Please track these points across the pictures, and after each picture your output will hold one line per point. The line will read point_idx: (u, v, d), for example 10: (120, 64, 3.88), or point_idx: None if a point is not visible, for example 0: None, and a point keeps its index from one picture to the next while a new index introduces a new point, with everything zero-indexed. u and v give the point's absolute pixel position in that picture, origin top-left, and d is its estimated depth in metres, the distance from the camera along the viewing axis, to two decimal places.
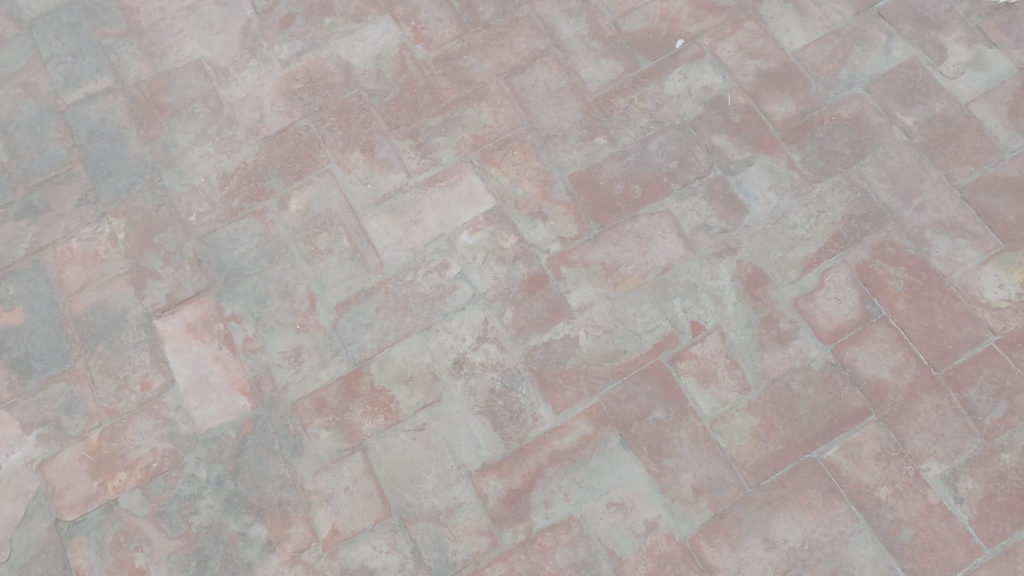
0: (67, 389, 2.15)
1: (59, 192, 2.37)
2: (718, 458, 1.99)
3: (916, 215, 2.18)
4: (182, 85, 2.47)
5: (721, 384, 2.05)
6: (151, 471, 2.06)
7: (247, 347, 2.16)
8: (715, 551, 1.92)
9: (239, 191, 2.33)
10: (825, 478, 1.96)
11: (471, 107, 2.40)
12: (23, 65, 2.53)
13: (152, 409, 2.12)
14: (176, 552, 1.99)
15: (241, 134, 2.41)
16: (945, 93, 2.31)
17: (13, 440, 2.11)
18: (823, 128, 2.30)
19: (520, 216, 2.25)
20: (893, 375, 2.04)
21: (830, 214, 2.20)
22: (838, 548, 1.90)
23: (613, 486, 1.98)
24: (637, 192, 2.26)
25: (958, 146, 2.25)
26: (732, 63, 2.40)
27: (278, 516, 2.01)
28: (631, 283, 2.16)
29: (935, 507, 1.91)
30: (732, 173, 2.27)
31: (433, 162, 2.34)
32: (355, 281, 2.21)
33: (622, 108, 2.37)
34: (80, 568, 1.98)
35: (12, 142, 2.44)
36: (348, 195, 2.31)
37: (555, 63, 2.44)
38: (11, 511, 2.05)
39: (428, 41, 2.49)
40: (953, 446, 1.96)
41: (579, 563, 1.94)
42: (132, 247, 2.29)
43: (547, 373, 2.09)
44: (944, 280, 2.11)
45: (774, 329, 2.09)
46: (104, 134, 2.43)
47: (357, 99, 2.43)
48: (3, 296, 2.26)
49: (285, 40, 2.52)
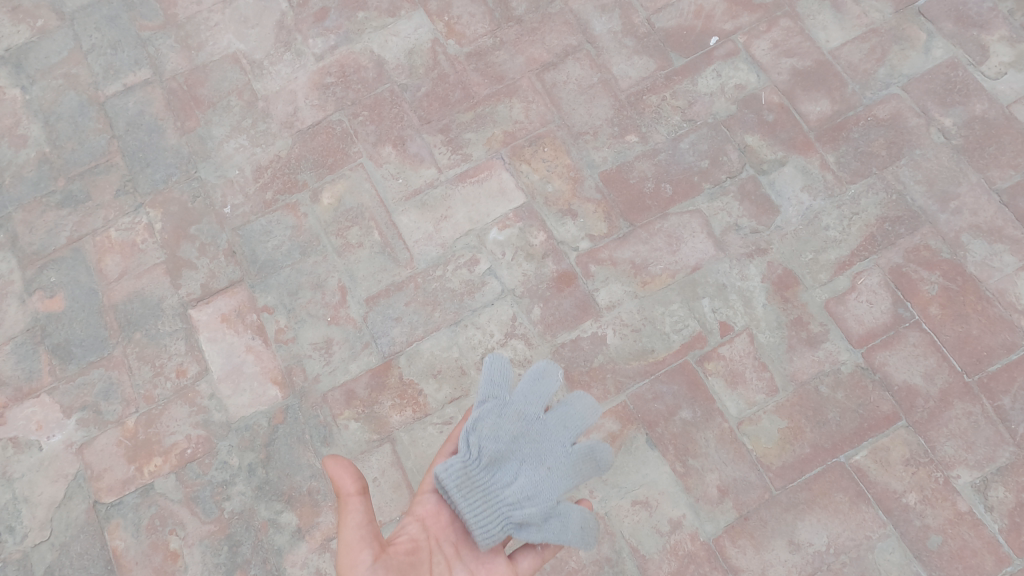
0: (105, 374, 2.21)
1: (98, 182, 2.43)
2: (744, 460, 1.99)
3: (952, 218, 2.15)
4: (218, 78, 2.51)
5: (749, 385, 2.05)
6: (185, 458, 2.11)
7: (279, 338, 2.20)
8: (739, 552, 1.92)
9: (273, 183, 2.37)
10: (852, 482, 1.95)
11: (503, 103, 2.40)
12: (64, 57, 2.59)
13: (187, 397, 2.17)
14: (209, 537, 2.04)
15: (275, 127, 2.44)
16: (985, 94, 2.27)
17: (54, 423, 2.18)
18: (858, 128, 2.27)
19: (550, 213, 2.26)
20: (924, 381, 2.01)
21: (863, 216, 2.18)
22: (864, 553, 1.89)
23: (639, 485, 1.99)
24: (667, 190, 2.26)
25: (998, 148, 2.21)
26: (767, 61, 2.38)
27: (307, 504, 2.05)
28: (659, 283, 2.16)
29: (964, 515, 1.90)
30: (764, 173, 2.25)
31: (464, 158, 2.35)
32: (385, 275, 2.24)
33: (653, 106, 2.36)
34: (117, 549, 2.04)
35: (54, 133, 2.50)
36: (379, 189, 2.33)
37: (587, 60, 2.44)
38: (52, 492, 2.11)
39: (460, 37, 2.50)
40: (985, 453, 1.94)
41: (603, 560, 1.95)
42: (168, 238, 2.34)
43: (574, 371, 2.10)
44: (980, 286, 2.08)
45: (804, 331, 2.08)
46: (142, 125, 2.48)
47: (389, 93, 2.45)
48: (46, 284, 2.33)
49: (319, 34, 2.55)
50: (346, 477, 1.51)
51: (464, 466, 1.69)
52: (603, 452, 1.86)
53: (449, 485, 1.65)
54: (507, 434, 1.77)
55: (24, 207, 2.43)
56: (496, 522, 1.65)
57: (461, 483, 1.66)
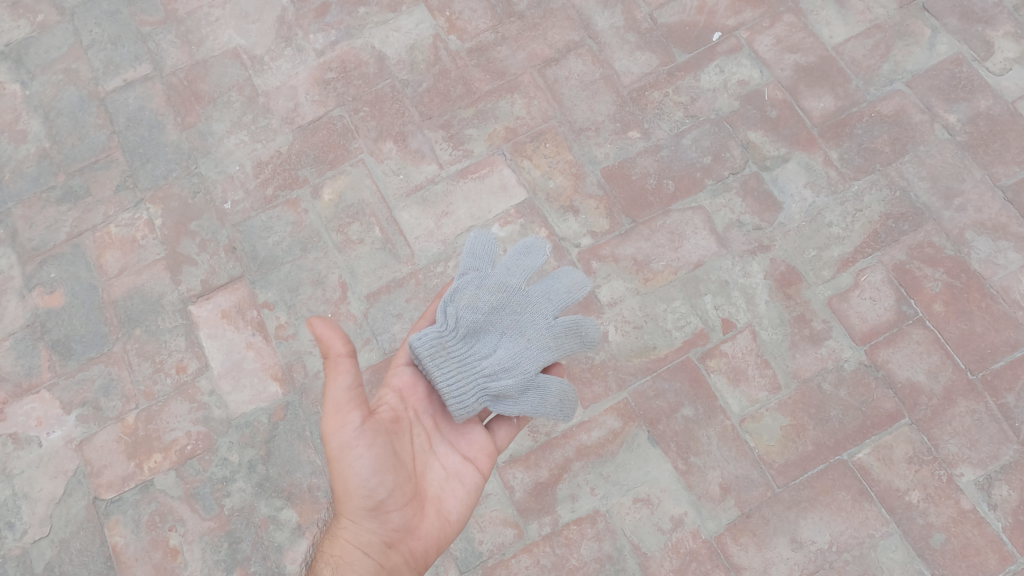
0: (105, 371, 2.21)
1: (98, 177, 2.42)
2: (746, 457, 1.98)
3: (956, 215, 2.14)
4: (219, 73, 2.50)
5: (751, 382, 2.04)
6: (185, 454, 2.10)
7: (280, 334, 2.19)
8: (741, 550, 1.91)
9: (273, 179, 2.36)
10: (855, 480, 1.94)
11: (504, 99, 2.39)
12: (64, 52, 2.58)
13: (187, 393, 2.16)
14: (209, 533, 2.03)
15: (275, 123, 2.43)
16: (990, 90, 2.26)
17: (54, 419, 2.17)
18: (862, 124, 2.26)
19: (551, 210, 2.25)
20: (928, 378, 2.00)
21: (867, 213, 2.17)
22: (867, 551, 1.88)
23: (640, 482, 1.98)
24: (669, 187, 2.24)
25: (1003, 145, 2.20)
26: (770, 57, 2.37)
27: (307, 501, 2.04)
28: (662, 279, 2.15)
29: (967, 513, 1.89)
30: (767, 170, 2.24)
31: (465, 154, 2.34)
32: (386, 272, 2.23)
33: (656, 102, 2.35)
34: (117, 546, 2.04)
35: (54, 128, 2.49)
36: (380, 185, 2.32)
37: (589, 55, 2.43)
38: (52, 488, 2.11)
39: (462, 32, 2.49)
40: (988, 451, 1.93)
41: (604, 558, 1.94)
42: (168, 234, 2.33)
43: (576, 367, 2.09)
44: (983, 283, 2.07)
45: (807, 328, 2.07)
46: (142, 121, 2.47)
47: (390, 89, 2.44)
48: (46, 279, 2.32)
49: (320, 30, 2.54)
50: (332, 337, 1.52)
51: (440, 336, 1.78)
52: (584, 331, 1.91)
53: (423, 351, 1.74)
54: (485, 305, 1.85)
55: (23, 203, 2.42)
56: (467, 390, 1.76)
57: (434, 350, 1.75)
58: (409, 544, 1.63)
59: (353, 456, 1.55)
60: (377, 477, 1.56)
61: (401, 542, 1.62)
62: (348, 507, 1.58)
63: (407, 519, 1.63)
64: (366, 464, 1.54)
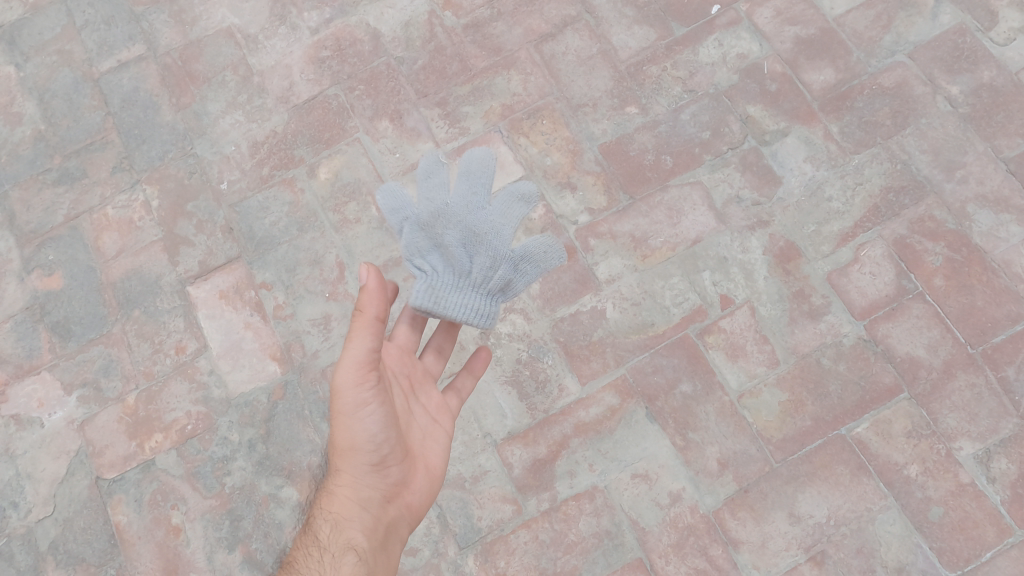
0: (105, 352, 2.22)
1: (94, 159, 2.41)
2: (744, 433, 1.98)
3: (958, 188, 2.11)
4: (213, 52, 2.48)
5: (749, 358, 2.03)
6: (186, 434, 2.11)
7: (278, 314, 2.19)
8: (739, 524, 1.91)
9: (269, 159, 2.35)
10: (854, 455, 1.94)
11: (501, 75, 2.37)
12: (58, 33, 2.56)
13: (186, 373, 2.17)
14: (210, 511, 2.05)
15: (270, 102, 2.41)
16: (994, 61, 2.22)
17: (55, 400, 2.19)
18: (863, 97, 2.23)
19: (548, 186, 2.23)
20: (928, 353, 1.99)
21: (867, 186, 2.14)
22: (865, 525, 1.88)
23: (639, 458, 1.98)
24: (667, 162, 2.22)
25: (1006, 116, 2.17)
26: (770, 30, 2.33)
27: (308, 479, 2.05)
28: (660, 256, 2.14)
29: (966, 486, 1.89)
30: (766, 144, 2.21)
31: (462, 132, 2.32)
32: (383, 251, 2.22)
33: (654, 77, 2.32)
34: (120, 524, 2.05)
35: (49, 110, 2.48)
36: (377, 164, 2.31)
37: (586, 30, 2.40)
38: (54, 468, 2.13)
39: (457, 8, 2.46)
40: (987, 425, 1.92)
41: (602, 533, 1.95)
42: (165, 215, 2.32)
43: (574, 345, 2.09)
44: (985, 257, 2.05)
45: (806, 304, 2.06)
46: (137, 102, 2.46)
47: (386, 67, 2.42)
48: (44, 262, 2.32)
49: (315, 7, 2.51)
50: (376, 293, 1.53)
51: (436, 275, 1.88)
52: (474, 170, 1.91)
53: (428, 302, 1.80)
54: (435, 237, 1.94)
55: (20, 185, 2.42)
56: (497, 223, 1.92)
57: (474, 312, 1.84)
58: (405, 500, 1.66)
59: (363, 412, 1.55)
60: (383, 432, 1.57)
61: (397, 497, 1.63)
62: (350, 463, 1.59)
63: (402, 478, 1.65)
64: (376, 418, 1.56)
